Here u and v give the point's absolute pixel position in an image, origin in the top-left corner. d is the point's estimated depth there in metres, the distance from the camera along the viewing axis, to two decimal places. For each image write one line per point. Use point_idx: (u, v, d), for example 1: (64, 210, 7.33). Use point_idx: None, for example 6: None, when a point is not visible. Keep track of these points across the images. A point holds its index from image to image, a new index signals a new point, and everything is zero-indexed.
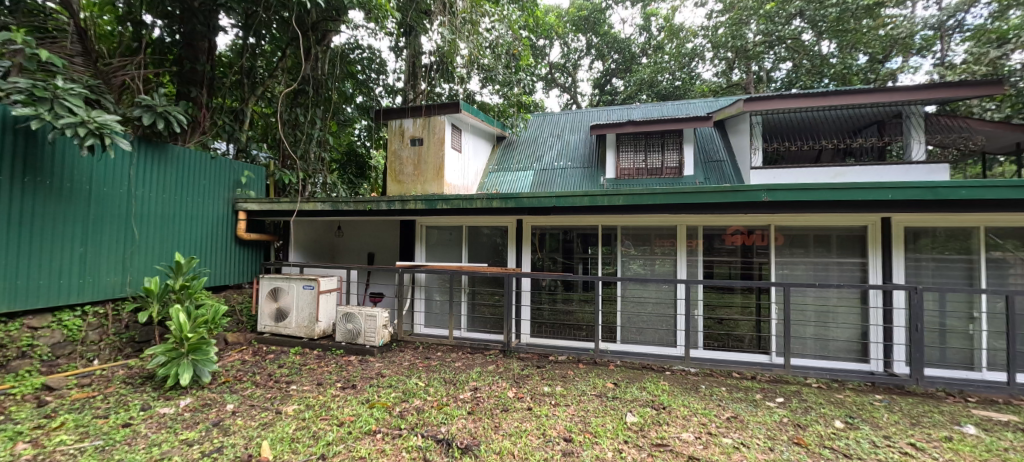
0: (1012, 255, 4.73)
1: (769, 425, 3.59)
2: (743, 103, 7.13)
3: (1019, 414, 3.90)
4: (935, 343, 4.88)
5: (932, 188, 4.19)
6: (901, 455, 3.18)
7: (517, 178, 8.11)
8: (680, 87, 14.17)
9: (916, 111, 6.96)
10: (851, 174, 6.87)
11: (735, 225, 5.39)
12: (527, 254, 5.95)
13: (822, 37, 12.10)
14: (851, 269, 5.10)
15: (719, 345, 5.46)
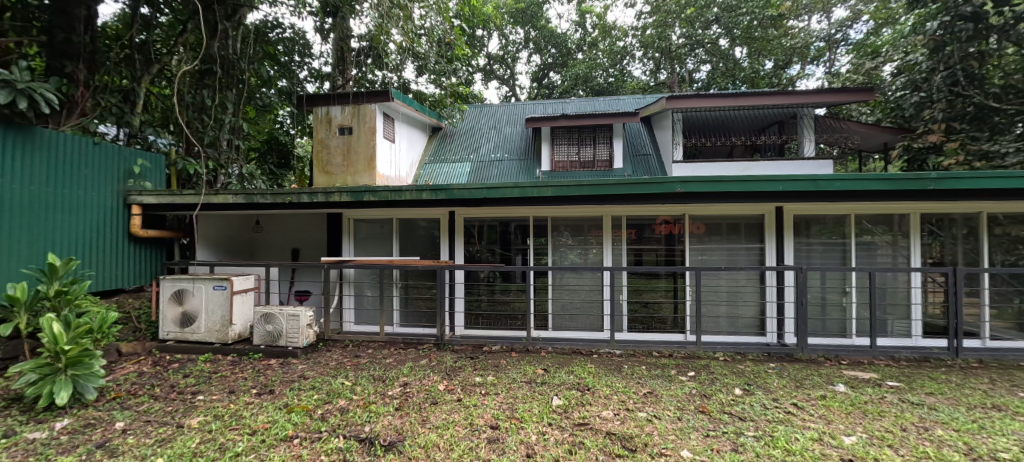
0: (880, 238, 5.50)
1: (679, 397, 3.89)
2: (665, 100, 7.67)
3: (878, 372, 4.59)
4: (818, 316, 5.58)
5: (815, 181, 4.74)
6: (785, 414, 3.59)
7: (454, 170, 7.98)
8: (612, 83, 14.75)
9: (808, 114, 7.82)
10: (758, 168, 7.61)
11: (661, 214, 5.73)
12: (461, 247, 5.93)
13: (734, 43, 13.29)
14: (755, 253, 5.66)
15: (643, 327, 5.81)
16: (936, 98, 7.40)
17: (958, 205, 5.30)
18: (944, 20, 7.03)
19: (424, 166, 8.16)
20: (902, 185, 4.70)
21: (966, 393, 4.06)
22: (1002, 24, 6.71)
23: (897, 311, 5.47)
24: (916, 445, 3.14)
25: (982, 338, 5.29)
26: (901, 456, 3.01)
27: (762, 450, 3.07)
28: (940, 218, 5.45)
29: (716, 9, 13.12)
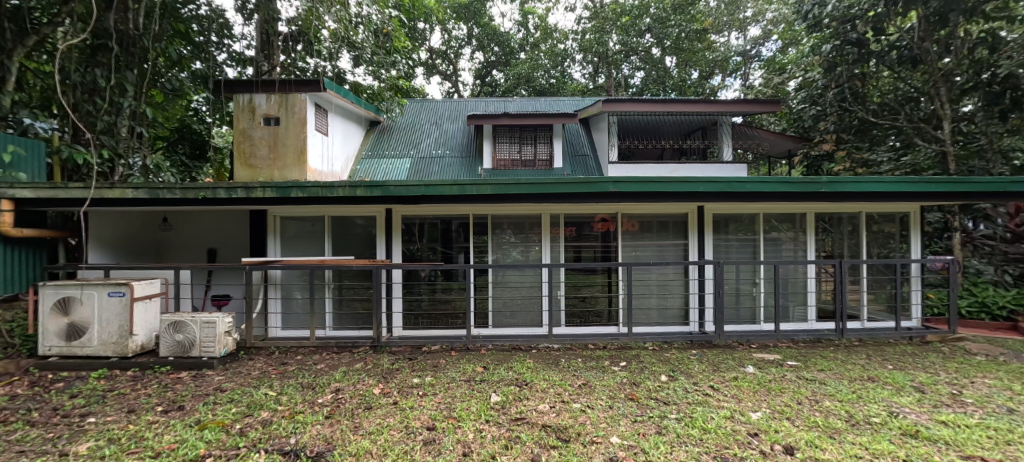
0: (785, 235, 6.14)
1: (610, 387, 4.12)
2: (601, 104, 8.03)
3: (781, 353, 5.16)
4: (733, 305, 6.13)
5: (727, 183, 5.22)
6: (703, 397, 3.91)
7: (393, 166, 7.76)
8: (554, 84, 15.06)
9: (727, 121, 8.50)
10: (685, 170, 8.20)
11: (600, 213, 5.99)
12: (399, 246, 5.81)
13: (665, 53, 14.17)
14: (680, 249, 6.09)
15: (581, 321, 6.04)
16: (829, 112, 8.55)
17: (845, 206, 6.06)
18: (836, 44, 8.00)
19: (361, 161, 7.87)
20: (799, 187, 5.30)
21: (848, 368, 4.67)
22: (882, 50, 8.02)
23: (798, 298, 6.16)
24: (808, 416, 3.56)
25: (862, 320, 6.13)
26: (796, 427, 3.40)
27: (682, 431, 3.34)
28: (831, 217, 6.21)
29: (649, 20, 13.89)
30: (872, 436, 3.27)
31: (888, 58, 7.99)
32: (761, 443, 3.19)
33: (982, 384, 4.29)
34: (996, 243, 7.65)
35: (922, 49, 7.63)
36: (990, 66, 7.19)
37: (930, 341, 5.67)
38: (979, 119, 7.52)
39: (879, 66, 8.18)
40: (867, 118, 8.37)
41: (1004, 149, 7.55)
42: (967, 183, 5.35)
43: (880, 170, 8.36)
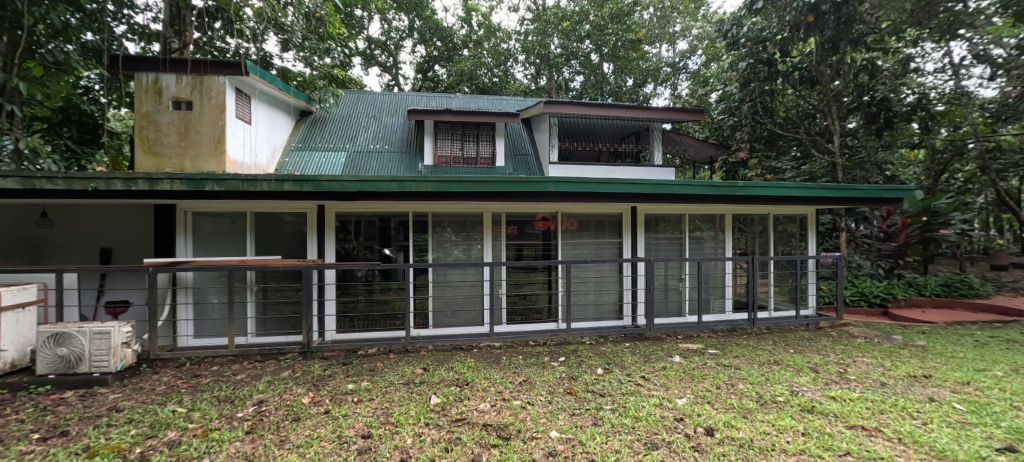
0: (707, 234, 6.57)
1: (550, 382, 4.15)
2: (543, 105, 8.08)
3: (703, 343, 5.52)
4: (662, 299, 6.47)
5: (658, 185, 5.52)
6: (635, 386, 4.06)
7: (326, 159, 7.31)
8: (496, 83, 15.04)
9: (658, 127, 8.89)
10: (620, 171, 8.55)
11: (541, 212, 6.04)
12: (332, 244, 5.48)
13: (603, 60, 14.66)
14: (615, 246, 6.30)
15: (521, 318, 6.05)
16: (744, 124, 9.77)
17: (759, 208, 6.62)
18: (750, 62, 8.97)
19: (290, 153, 7.34)
20: (720, 191, 5.73)
21: (759, 353, 5.10)
22: (786, 70, 8.96)
23: (717, 292, 6.63)
24: (726, 399, 3.81)
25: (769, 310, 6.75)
26: (716, 409, 3.62)
27: (617, 420, 3.43)
28: (747, 218, 6.75)
29: (588, 26, 14.27)
30: (778, 413, 3.56)
31: (793, 77, 8.97)
32: (686, 427, 3.35)
33: (863, 362, 4.86)
34: (873, 241, 9.05)
35: (818, 72, 8.70)
36: (871, 89, 8.53)
37: (822, 327, 6.35)
38: (862, 134, 8.98)
39: (785, 84, 9.24)
40: (774, 130, 9.54)
41: (878, 162, 9.19)
42: (854, 189, 6.04)
43: (783, 177, 9.78)
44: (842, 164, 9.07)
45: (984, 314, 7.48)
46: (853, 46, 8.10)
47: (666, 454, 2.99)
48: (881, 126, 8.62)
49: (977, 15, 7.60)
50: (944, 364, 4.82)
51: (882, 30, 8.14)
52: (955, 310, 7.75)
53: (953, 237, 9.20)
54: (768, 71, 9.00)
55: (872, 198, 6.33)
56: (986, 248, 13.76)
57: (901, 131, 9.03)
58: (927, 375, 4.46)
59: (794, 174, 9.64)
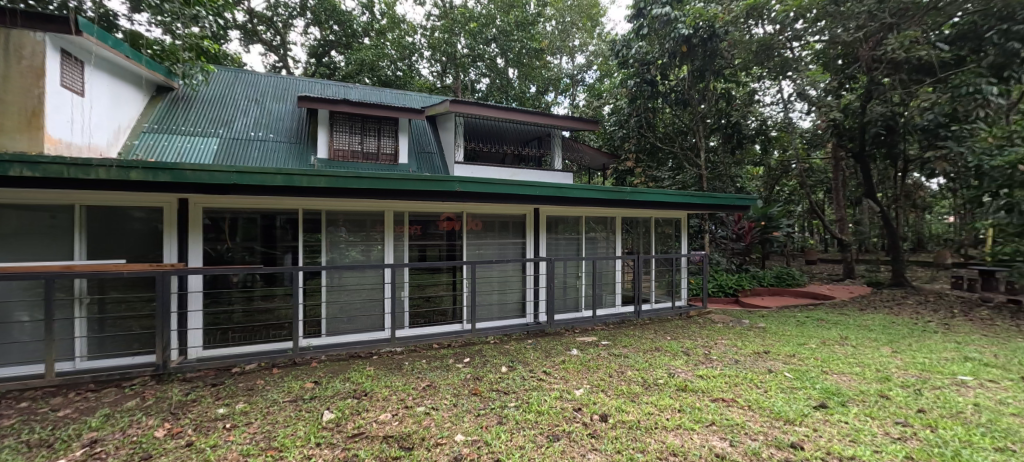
0: (601, 235, 6.98)
1: (455, 385, 4.00)
2: (449, 104, 7.85)
3: (596, 334, 5.84)
4: (561, 296, 6.68)
5: (560, 189, 5.73)
6: (537, 381, 4.08)
7: (193, 146, 6.28)
8: (400, 77, 14.31)
9: (558, 134, 9.37)
10: (523, 173, 8.74)
11: (445, 211, 5.84)
12: (200, 245, 4.68)
13: (509, 65, 14.80)
14: (519, 246, 6.35)
15: (425, 321, 5.78)
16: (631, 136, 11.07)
17: (643, 211, 7.21)
18: (636, 81, 10.13)
19: (142, 136, 6.14)
20: (612, 196, 6.17)
21: (642, 341, 5.54)
22: (666, 91, 10.25)
23: (608, 287, 7.05)
24: (618, 386, 3.98)
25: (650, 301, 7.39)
26: (608, 396, 3.77)
27: (521, 417, 3.38)
28: (635, 221, 7.31)
29: (495, 30, 14.16)
30: (659, 394, 3.81)
31: (670, 98, 10.31)
32: (584, 415, 3.41)
33: (722, 344, 5.50)
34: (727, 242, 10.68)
35: (689, 95, 10.10)
36: (727, 115, 10.13)
37: (693, 316, 7.11)
38: (721, 151, 10.59)
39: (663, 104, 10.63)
40: (655, 144, 10.84)
41: (732, 175, 10.69)
42: (720, 197, 6.87)
43: (662, 184, 11.01)
44: (706, 176, 10.41)
45: (803, 298, 8.96)
46: (716, 75, 9.64)
47: (567, 445, 3.00)
48: (733, 145, 10.31)
49: (800, 62, 9.03)
50: (777, 341, 5.66)
51: (733, 67, 9.55)
52: (784, 296, 9.18)
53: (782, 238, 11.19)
54: (652, 90, 10.23)
55: (733, 206, 7.28)
56: (803, 246, 16.79)
57: (745, 152, 10.87)
58: (766, 350, 5.20)
59: (671, 183, 10.85)
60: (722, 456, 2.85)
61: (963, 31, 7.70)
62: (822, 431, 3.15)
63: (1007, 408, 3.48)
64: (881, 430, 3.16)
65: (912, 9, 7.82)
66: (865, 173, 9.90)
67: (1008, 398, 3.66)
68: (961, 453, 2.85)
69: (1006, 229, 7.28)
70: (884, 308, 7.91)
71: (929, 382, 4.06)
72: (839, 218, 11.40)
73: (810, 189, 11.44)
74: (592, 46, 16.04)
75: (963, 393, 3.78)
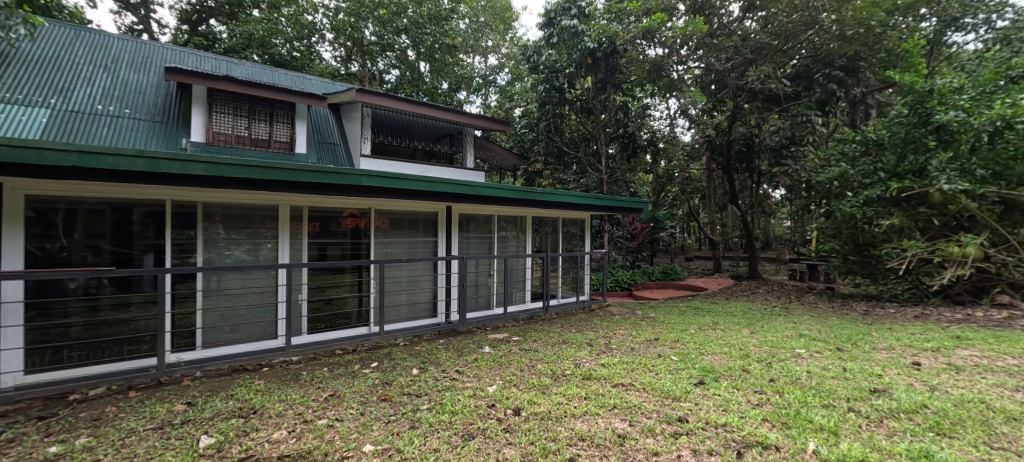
0: (511, 234, 7.01)
1: (361, 392, 3.66)
2: (354, 92, 7.28)
3: (507, 331, 5.85)
4: (473, 294, 6.55)
5: (474, 188, 5.64)
6: (450, 381, 3.90)
7: (14, 118, 5.02)
8: (297, 58, 13.07)
9: (470, 133, 9.40)
10: (436, 171, 8.50)
11: (347, 208, 5.40)
12: (22, 243, 3.72)
13: (419, 59, 14.32)
14: (430, 245, 6.10)
15: (327, 326, 5.28)
16: (540, 139, 11.43)
17: (552, 211, 7.41)
18: (546, 87, 10.44)
19: None
20: (523, 197, 6.26)
21: (549, 335, 5.68)
22: (572, 100, 10.85)
23: (518, 285, 7.11)
24: (529, 380, 3.96)
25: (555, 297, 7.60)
26: (521, 390, 3.72)
27: (433, 419, 3.18)
28: (544, 221, 7.48)
29: (406, 20, 13.52)
30: (567, 384, 3.86)
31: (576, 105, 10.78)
32: (498, 411, 3.32)
33: (620, 334, 5.82)
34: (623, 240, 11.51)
35: (593, 104, 10.69)
36: (624, 125, 10.68)
37: (595, 309, 7.49)
38: (617, 159, 11.18)
39: (570, 111, 11.10)
40: (563, 148, 11.44)
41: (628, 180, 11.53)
42: (620, 200, 7.29)
43: (568, 186, 11.47)
44: (606, 180, 11.04)
45: (683, 290, 9.88)
46: (616, 89, 10.11)
47: (482, 442, 2.88)
48: (630, 153, 10.95)
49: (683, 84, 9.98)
50: (665, 329, 6.13)
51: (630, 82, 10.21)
52: (668, 288, 10.07)
53: (667, 237, 12.38)
54: (559, 97, 10.58)
55: (627, 208, 7.83)
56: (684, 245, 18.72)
57: (639, 161, 11.82)
58: (656, 338, 5.61)
59: (576, 186, 11.29)
60: (624, 436, 2.90)
61: (799, 72, 9.11)
62: (700, 404, 3.36)
63: (828, 372, 3.97)
64: (744, 399, 3.43)
65: (766, 48, 9.17)
66: (730, 184, 11.23)
67: (828, 365, 4.20)
68: (800, 412, 3.14)
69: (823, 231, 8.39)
70: (743, 296, 9.14)
71: (775, 355, 4.65)
72: (712, 221, 12.92)
73: (688, 194, 12.73)
74: (504, 49, 16.19)
75: (797, 361, 4.34)
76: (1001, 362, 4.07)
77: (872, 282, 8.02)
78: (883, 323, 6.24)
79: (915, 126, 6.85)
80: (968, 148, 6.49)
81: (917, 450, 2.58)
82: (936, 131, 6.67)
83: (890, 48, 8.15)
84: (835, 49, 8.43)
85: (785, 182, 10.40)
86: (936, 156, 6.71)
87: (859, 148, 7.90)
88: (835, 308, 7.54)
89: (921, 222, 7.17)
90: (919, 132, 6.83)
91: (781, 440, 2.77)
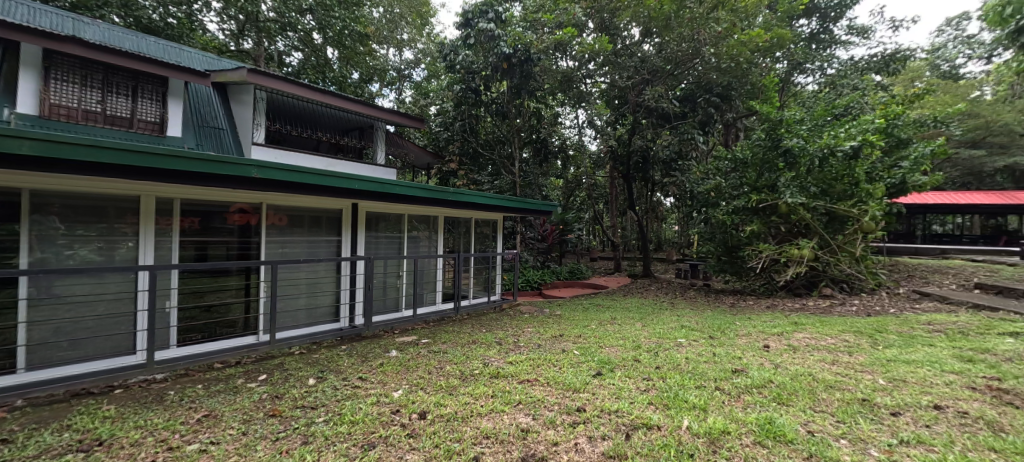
0: (423, 234, 6.80)
1: (245, 409, 3.26)
2: (245, 72, 6.43)
3: (416, 333, 5.64)
4: (380, 297, 6.20)
5: (382, 185, 5.33)
6: (352, 390, 3.64)
7: None
8: (176, 27, 11.44)
9: (381, 127, 9.11)
10: (342, 165, 8.00)
11: (235, 203, 4.81)
12: None
13: (326, 44, 13.35)
14: (332, 245, 5.67)
15: (206, 336, 4.64)
16: (455, 139, 11.38)
17: (465, 211, 7.32)
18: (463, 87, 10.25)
19: None
20: (435, 196, 6.07)
21: (460, 335, 5.61)
22: (488, 102, 10.88)
23: (429, 286, 6.90)
24: (436, 382, 3.85)
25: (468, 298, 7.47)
26: (428, 394, 3.59)
27: (330, 432, 2.93)
28: (457, 221, 7.37)
29: None
30: (474, 384, 3.82)
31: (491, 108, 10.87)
32: (403, 417, 3.16)
33: (528, 331, 5.95)
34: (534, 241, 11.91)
35: (508, 108, 10.84)
36: (537, 131, 11.22)
37: (505, 309, 7.57)
38: (531, 163, 11.52)
39: (486, 113, 11.17)
40: (478, 149, 11.53)
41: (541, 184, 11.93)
42: (530, 203, 7.43)
43: (482, 187, 11.55)
44: (519, 183, 11.36)
45: (587, 288, 10.41)
46: (530, 95, 10.42)
47: (383, 451, 2.71)
48: (541, 158, 11.47)
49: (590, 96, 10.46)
50: (570, 325, 6.40)
51: (543, 90, 10.54)
52: (574, 286, 10.55)
53: (575, 239, 13.03)
54: (475, 97, 10.58)
55: (537, 210, 8.01)
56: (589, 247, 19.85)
57: (553, 166, 12.34)
58: (561, 334, 5.83)
59: (490, 187, 11.40)
60: (527, 430, 2.93)
61: (687, 94, 10.15)
62: (597, 393, 3.53)
63: (702, 357, 4.43)
64: (634, 386, 3.66)
65: (660, 71, 9.84)
66: (631, 191, 12.15)
67: (703, 351, 4.70)
68: (678, 394, 3.41)
69: (704, 234, 9.60)
70: (638, 292, 9.95)
71: (662, 345, 5.09)
72: (613, 224, 13.90)
73: (593, 199, 13.38)
74: (420, 44, 15.79)
75: (679, 349, 4.79)
76: (824, 342, 4.82)
77: (738, 279, 9.17)
78: (744, 313, 7.18)
79: (768, 148, 8.03)
80: (806, 170, 7.73)
81: (763, 418, 2.92)
82: (783, 155, 7.87)
83: (754, 82, 9.64)
84: (714, 79, 9.47)
85: (675, 191, 11.53)
86: (784, 175, 7.92)
87: (729, 165, 8.92)
88: (711, 301, 8.54)
89: (772, 228, 8.31)
90: (772, 154, 8.01)
91: (662, 420, 2.99)
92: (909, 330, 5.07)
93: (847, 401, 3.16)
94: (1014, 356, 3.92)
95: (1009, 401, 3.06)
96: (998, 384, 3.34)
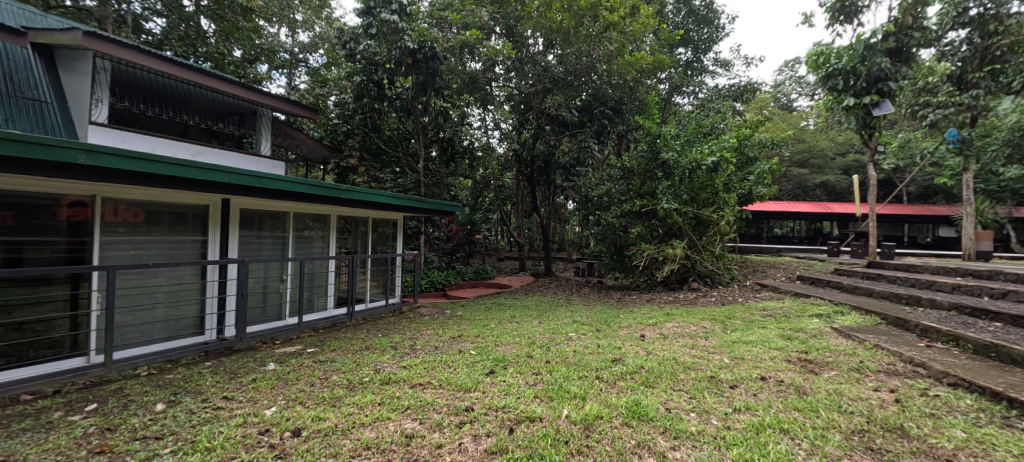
0: (312, 233, 6.26)
1: (59, 448, 2.69)
2: (79, 34, 5.32)
3: (302, 343, 5.16)
4: (259, 304, 5.57)
5: (260, 178, 4.78)
6: (212, 412, 3.22)
7: None
8: None
9: (266, 114, 8.21)
10: (213, 155, 7.05)
11: (65, 195, 3.99)
12: None
13: (199, 13, 11.67)
14: (198, 246, 4.96)
15: (13, 360, 3.76)
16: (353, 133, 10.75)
17: (361, 209, 6.90)
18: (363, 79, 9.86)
19: None
20: (325, 192, 5.60)
21: (352, 342, 5.28)
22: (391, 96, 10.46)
23: (320, 290, 6.39)
24: (318, 394, 3.57)
25: (366, 301, 7.06)
26: (306, 408, 3.32)
27: None
28: (352, 219, 6.92)
29: None
30: (362, 393, 3.62)
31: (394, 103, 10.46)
32: (272, 437, 2.88)
33: (426, 334, 5.82)
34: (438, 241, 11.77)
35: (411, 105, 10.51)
36: (442, 129, 11.09)
37: (405, 312, 7.32)
38: (437, 162, 11.49)
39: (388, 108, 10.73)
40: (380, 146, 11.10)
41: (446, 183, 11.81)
42: (433, 202, 7.24)
43: (384, 186, 11.11)
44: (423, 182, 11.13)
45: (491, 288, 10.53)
46: (435, 93, 10.25)
47: None
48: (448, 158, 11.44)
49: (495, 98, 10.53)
50: (468, 325, 6.42)
51: (449, 89, 10.42)
52: (479, 286, 10.60)
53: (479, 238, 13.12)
54: (376, 92, 10.14)
55: (441, 209, 7.84)
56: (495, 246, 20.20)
57: (459, 166, 12.31)
58: (460, 334, 5.83)
59: (392, 185, 11.00)
60: (411, 435, 2.86)
61: (586, 105, 10.83)
62: (487, 391, 3.59)
63: (588, 349, 4.75)
64: (524, 381, 3.80)
65: (560, 81, 10.25)
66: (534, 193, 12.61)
67: (592, 343, 5.04)
68: (562, 386, 3.61)
69: (597, 236, 10.35)
70: (538, 290, 10.37)
71: (553, 340, 5.36)
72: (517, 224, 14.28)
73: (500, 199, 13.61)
74: (316, 27, 14.56)
75: (568, 343, 5.07)
76: (688, 329, 5.49)
77: (624, 276, 10.03)
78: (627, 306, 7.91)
79: (650, 159, 8.99)
80: (678, 179, 8.74)
81: (631, 401, 3.22)
82: (661, 166, 8.89)
83: (639, 99, 10.72)
84: (608, 93, 10.22)
85: (573, 195, 12.25)
86: (662, 183, 8.88)
87: (620, 173, 9.70)
88: (599, 297, 9.23)
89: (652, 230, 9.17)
90: (652, 165, 8.99)
91: (544, 412, 3.13)
92: (750, 315, 6.01)
93: (699, 379, 3.63)
94: (818, 333, 4.86)
95: (811, 369, 3.79)
96: (806, 356, 4.12)
